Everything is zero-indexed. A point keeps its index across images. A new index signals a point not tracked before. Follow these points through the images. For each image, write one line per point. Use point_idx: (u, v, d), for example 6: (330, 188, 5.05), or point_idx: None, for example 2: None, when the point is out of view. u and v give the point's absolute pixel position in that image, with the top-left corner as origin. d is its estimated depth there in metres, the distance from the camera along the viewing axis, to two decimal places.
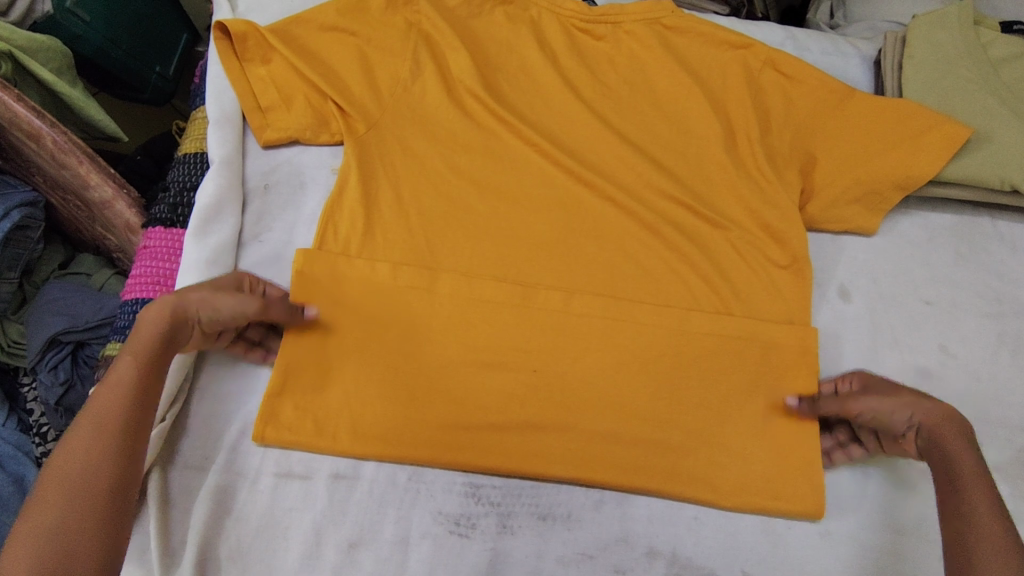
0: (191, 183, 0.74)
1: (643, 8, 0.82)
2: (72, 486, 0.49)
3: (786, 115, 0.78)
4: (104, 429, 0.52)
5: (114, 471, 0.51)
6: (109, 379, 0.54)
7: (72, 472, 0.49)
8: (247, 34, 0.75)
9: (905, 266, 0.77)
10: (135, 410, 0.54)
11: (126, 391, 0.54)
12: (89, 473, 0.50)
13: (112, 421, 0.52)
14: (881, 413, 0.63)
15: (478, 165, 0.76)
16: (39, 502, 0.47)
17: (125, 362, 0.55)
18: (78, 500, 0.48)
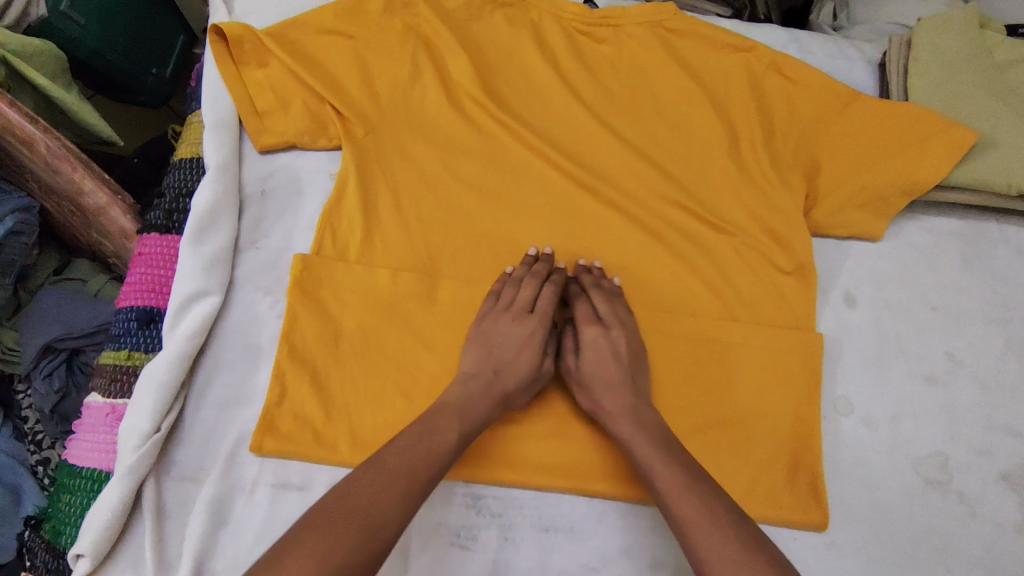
0: (187, 190, 0.73)
1: (644, 11, 0.81)
2: (363, 522, 0.49)
3: (789, 119, 0.78)
4: (407, 493, 0.52)
5: (394, 533, 0.50)
6: (434, 439, 0.56)
7: (364, 506, 0.50)
8: (243, 38, 0.75)
9: (911, 271, 0.76)
10: (432, 469, 0.55)
11: (434, 452, 0.56)
12: (378, 519, 0.50)
13: (407, 473, 0.53)
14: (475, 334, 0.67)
15: (477, 170, 0.75)
16: (326, 528, 0.47)
17: (450, 426, 0.58)
18: (364, 550, 0.48)
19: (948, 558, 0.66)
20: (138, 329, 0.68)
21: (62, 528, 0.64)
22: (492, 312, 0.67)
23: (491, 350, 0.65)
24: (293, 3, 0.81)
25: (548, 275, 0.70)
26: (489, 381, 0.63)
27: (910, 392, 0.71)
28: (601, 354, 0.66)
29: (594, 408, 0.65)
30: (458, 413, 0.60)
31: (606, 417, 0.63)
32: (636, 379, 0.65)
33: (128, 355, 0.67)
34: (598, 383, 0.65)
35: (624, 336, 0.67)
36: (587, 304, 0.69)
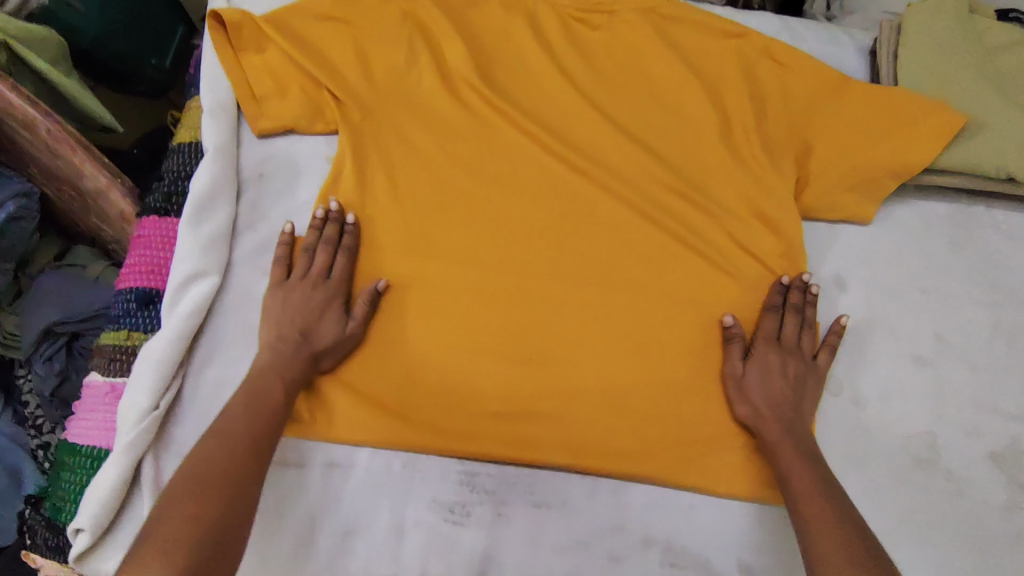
0: (186, 173, 0.74)
1: None
2: (213, 473, 0.53)
3: (781, 104, 0.79)
4: (254, 448, 0.57)
5: (254, 485, 0.55)
6: (263, 398, 0.60)
7: (216, 460, 0.54)
8: (241, 23, 0.76)
9: (902, 255, 0.77)
10: (269, 422, 0.59)
11: (268, 411, 0.60)
12: (239, 475, 0.54)
13: (250, 431, 0.57)
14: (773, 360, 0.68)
15: (471, 154, 0.76)
16: (197, 489, 0.51)
17: (273, 387, 0.61)
18: (234, 502, 0.52)
19: (936, 534, 0.67)
20: (137, 310, 0.69)
21: (63, 504, 0.65)
22: (289, 281, 0.67)
23: (289, 314, 0.66)
24: None
25: (337, 238, 0.69)
26: (296, 346, 0.64)
27: (899, 372, 0.72)
28: (771, 368, 0.68)
29: (750, 416, 0.67)
30: (279, 375, 0.63)
31: (766, 428, 0.65)
32: (797, 401, 0.67)
33: (129, 335, 0.68)
34: (763, 394, 0.67)
35: (790, 356, 0.69)
36: (775, 318, 0.70)
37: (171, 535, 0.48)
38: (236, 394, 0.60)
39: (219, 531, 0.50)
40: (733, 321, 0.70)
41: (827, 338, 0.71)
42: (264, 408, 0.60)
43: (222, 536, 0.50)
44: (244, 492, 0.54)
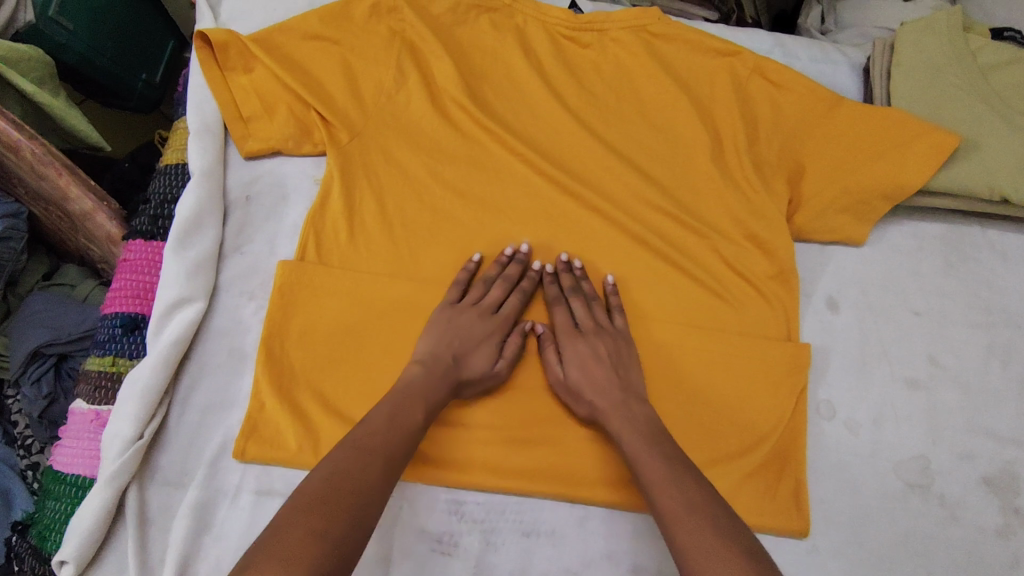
0: (172, 196, 0.73)
1: (630, 15, 0.81)
2: (345, 493, 0.52)
3: (773, 124, 0.78)
4: (385, 472, 0.55)
5: (376, 509, 0.53)
6: (402, 420, 0.59)
7: (354, 482, 0.53)
8: (228, 43, 0.75)
9: (894, 276, 0.76)
10: (403, 444, 0.58)
11: (407, 433, 0.59)
12: (367, 497, 0.53)
13: (382, 453, 0.56)
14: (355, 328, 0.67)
15: (461, 175, 0.75)
16: (324, 507, 0.50)
17: (416, 411, 0.60)
18: (358, 525, 0.51)
19: (928, 561, 0.66)
20: (122, 336, 0.68)
21: (47, 533, 0.65)
22: (459, 306, 0.69)
23: (453, 338, 0.66)
24: (279, 8, 0.81)
25: (518, 279, 0.71)
26: (446, 368, 0.64)
27: (892, 396, 0.72)
28: (584, 358, 0.67)
29: (591, 412, 0.65)
30: (422, 398, 0.62)
31: (604, 417, 0.64)
32: (621, 377, 0.66)
33: (114, 361, 0.68)
34: (587, 385, 0.65)
35: (600, 336, 0.68)
36: (564, 308, 0.71)
37: (300, 550, 0.46)
38: (387, 407, 0.60)
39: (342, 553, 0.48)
40: (541, 327, 0.70)
41: (611, 303, 0.71)
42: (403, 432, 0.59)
43: (341, 559, 0.48)
44: (368, 515, 0.52)
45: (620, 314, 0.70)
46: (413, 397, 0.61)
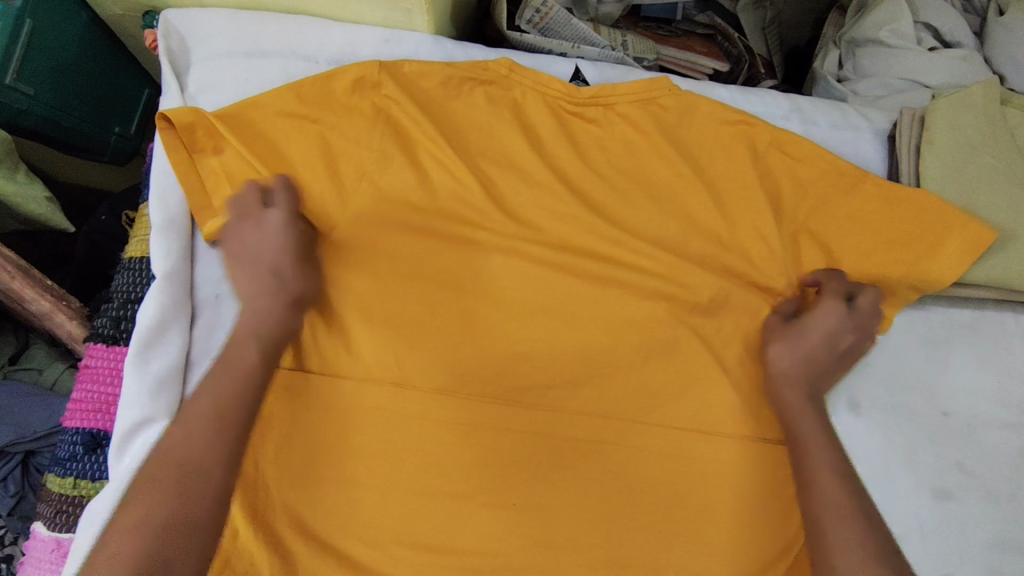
0: (136, 295, 0.66)
1: (637, 87, 0.74)
2: (185, 475, 0.52)
3: (788, 204, 0.72)
4: (214, 433, 0.54)
5: (224, 467, 0.53)
6: (234, 364, 0.58)
7: (189, 457, 0.53)
8: (195, 123, 0.69)
9: (921, 372, 0.70)
10: (250, 400, 0.57)
11: (246, 377, 0.58)
12: (202, 463, 0.53)
13: (223, 417, 0.55)
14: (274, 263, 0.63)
15: (448, 266, 0.70)
16: (151, 490, 0.51)
17: (242, 358, 0.59)
18: (190, 496, 0.51)
19: None
20: (84, 454, 0.63)
21: None
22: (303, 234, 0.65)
23: (256, 264, 0.63)
24: (251, 78, 0.74)
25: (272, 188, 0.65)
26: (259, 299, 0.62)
27: (916, 509, 0.67)
28: (825, 330, 0.66)
29: (783, 368, 0.66)
30: (258, 344, 0.60)
31: (790, 384, 0.65)
32: (821, 375, 0.66)
33: (74, 482, 0.63)
34: (810, 365, 0.66)
35: (872, 322, 0.67)
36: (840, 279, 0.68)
37: (121, 543, 0.49)
38: (244, 351, 0.60)
39: (173, 528, 0.50)
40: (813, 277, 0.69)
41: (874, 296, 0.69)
42: (242, 387, 0.57)
43: (185, 542, 0.50)
44: (205, 481, 0.52)
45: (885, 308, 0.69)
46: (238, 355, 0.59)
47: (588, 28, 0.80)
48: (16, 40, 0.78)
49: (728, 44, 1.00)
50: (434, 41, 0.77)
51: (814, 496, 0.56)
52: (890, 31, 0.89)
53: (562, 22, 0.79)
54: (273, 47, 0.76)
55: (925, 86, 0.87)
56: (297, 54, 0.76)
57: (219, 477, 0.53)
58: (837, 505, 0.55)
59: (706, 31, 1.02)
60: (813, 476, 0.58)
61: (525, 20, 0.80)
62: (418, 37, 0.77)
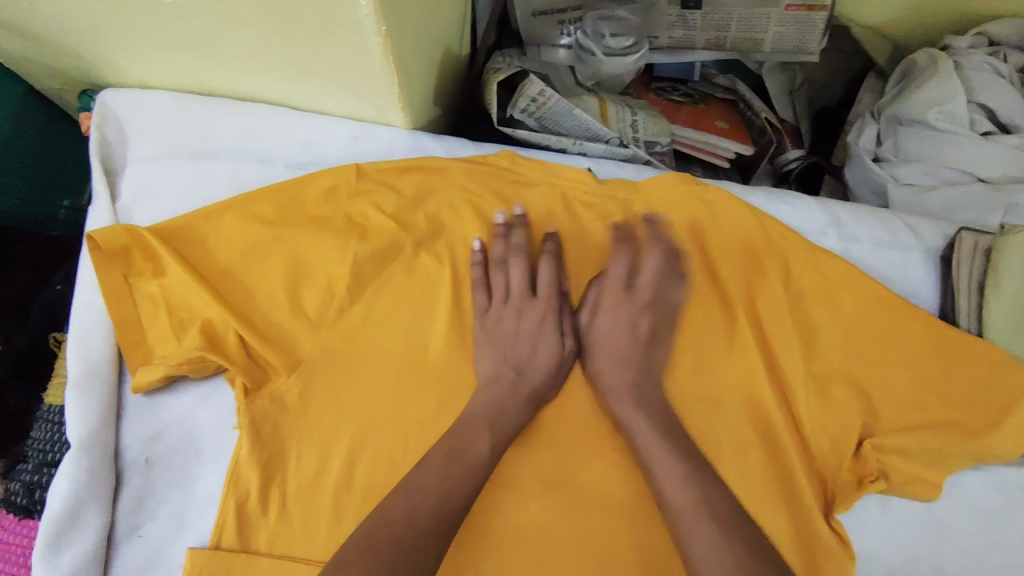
0: (52, 457, 0.56)
1: (666, 184, 0.66)
2: (399, 535, 0.49)
3: (824, 342, 0.62)
4: (427, 498, 0.51)
5: (440, 545, 0.50)
6: (467, 453, 0.55)
7: (406, 517, 0.50)
8: (131, 247, 0.59)
9: (973, 548, 0.60)
10: (470, 481, 0.54)
11: (473, 467, 0.54)
12: (416, 544, 0.49)
13: (447, 473, 0.53)
14: (500, 345, 0.61)
15: (422, 412, 0.58)
16: (359, 563, 0.46)
17: (477, 439, 0.55)
18: (404, 567, 0.47)
19: None
20: None
21: None
22: (492, 307, 0.62)
23: (505, 349, 0.61)
24: (194, 185, 0.64)
25: (507, 232, 0.63)
26: (510, 384, 0.59)
27: None
28: (619, 329, 0.62)
29: (610, 387, 0.60)
30: (487, 424, 0.57)
31: (617, 398, 0.59)
32: (655, 369, 0.61)
33: None
34: (618, 365, 0.61)
35: (660, 309, 0.62)
36: (623, 258, 0.63)
37: None
38: (472, 437, 0.56)
39: None
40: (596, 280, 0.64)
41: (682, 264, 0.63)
42: (468, 456, 0.55)
43: None
44: (420, 554, 0.49)
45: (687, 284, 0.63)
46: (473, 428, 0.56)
47: (593, 119, 0.69)
48: None
49: (751, 115, 0.88)
50: (410, 138, 0.66)
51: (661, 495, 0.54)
52: (938, 113, 0.78)
53: (562, 113, 0.68)
54: (220, 147, 0.65)
55: (979, 178, 0.76)
56: (249, 155, 0.65)
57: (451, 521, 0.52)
58: (690, 510, 0.52)
59: (726, 96, 0.91)
60: (662, 485, 0.54)
61: (519, 109, 0.69)
62: (393, 133, 0.66)
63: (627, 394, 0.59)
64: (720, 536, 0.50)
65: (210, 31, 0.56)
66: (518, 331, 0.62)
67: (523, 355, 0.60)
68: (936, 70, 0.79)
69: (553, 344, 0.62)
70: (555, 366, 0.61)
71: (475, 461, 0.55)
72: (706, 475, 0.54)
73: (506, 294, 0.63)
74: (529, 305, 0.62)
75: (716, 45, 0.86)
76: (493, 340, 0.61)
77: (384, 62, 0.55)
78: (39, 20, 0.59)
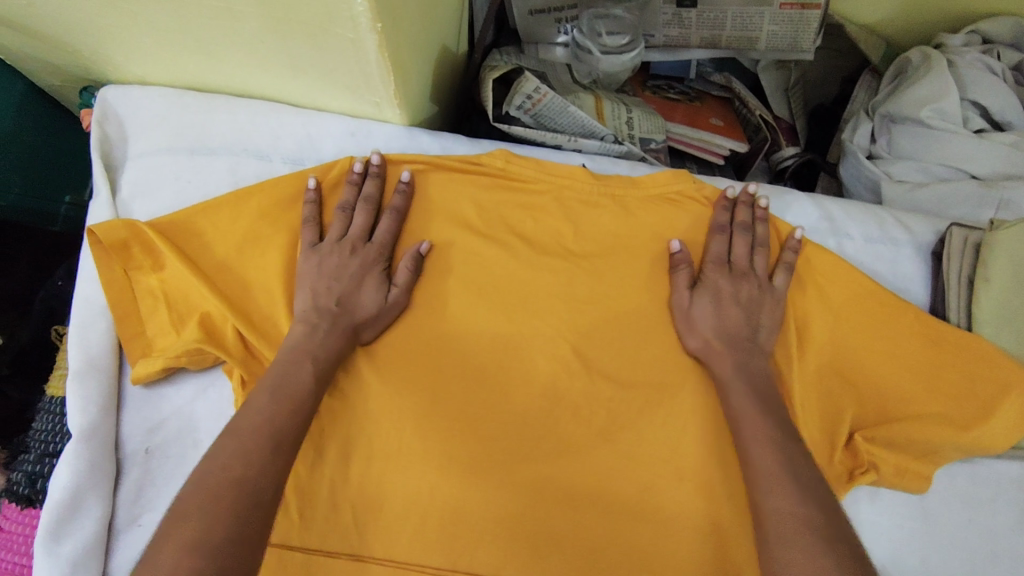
0: (52, 449, 0.57)
1: (658, 182, 0.67)
2: (233, 480, 0.44)
3: (816, 338, 0.62)
4: (254, 442, 0.47)
5: (276, 486, 0.46)
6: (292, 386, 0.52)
7: (235, 458, 0.46)
8: (130, 240, 0.59)
9: (963, 539, 0.61)
10: (296, 414, 0.51)
11: (298, 404, 0.51)
12: (258, 485, 0.45)
13: (278, 416, 0.50)
14: (316, 279, 0.59)
15: (417, 404, 0.59)
16: (195, 506, 0.42)
17: (301, 369, 0.53)
18: (246, 507, 0.43)
19: None
20: None
21: None
22: (322, 245, 0.61)
23: (330, 282, 0.59)
24: (192, 180, 0.64)
25: (360, 183, 0.63)
26: (331, 315, 0.58)
27: None
28: (721, 298, 0.61)
29: (703, 348, 0.60)
30: (307, 355, 0.55)
31: (719, 362, 0.59)
32: (756, 336, 0.60)
33: None
34: (712, 321, 0.60)
35: (744, 281, 0.62)
36: (724, 241, 0.64)
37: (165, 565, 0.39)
38: (294, 363, 0.54)
39: None
40: (680, 247, 0.63)
41: (783, 257, 0.63)
42: (288, 391, 0.52)
43: None
44: (260, 496, 0.45)
45: (785, 274, 0.63)
46: (284, 357, 0.54)
47: (589, 115, 0.70)
48: None
49: (745, 112, 0.89)
50: (407, 134, 0.67)
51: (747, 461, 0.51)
52: (932, 111, 0.78)
53: (557, 110, 0.69)
54: (218, 143, 0.66)
55: (971, 175, 0.77)
56: (248, 151, 0.65)
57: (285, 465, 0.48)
58: (771, 473, 0.50)
59: (722, 94, 0.91)
60: (749, 445, 0.52)
61: (514, 107, 0.70)
62: (390, 130, 0.67)
63: (728, 347, 0.59)
64: (797, 486, 0.48)
65: (208, 30, 0.57)
66: (337, 267, 0.60)
67: (342, 291, 0.59)
68: (928, 69, 0.80)
69: (371, 292, 0.59)
70: (373, 308, 0.59)
71: (302, 397, 0.52)
72: (786, 434, 0.53)
73: (342, 236, 0.61)
74: (358, 249, 0.61)
75: (711, 44, 0.87)
76: (308, 275, 0.59)
77: (380, 57, 0.56)
78: (43, 20, 0.60)
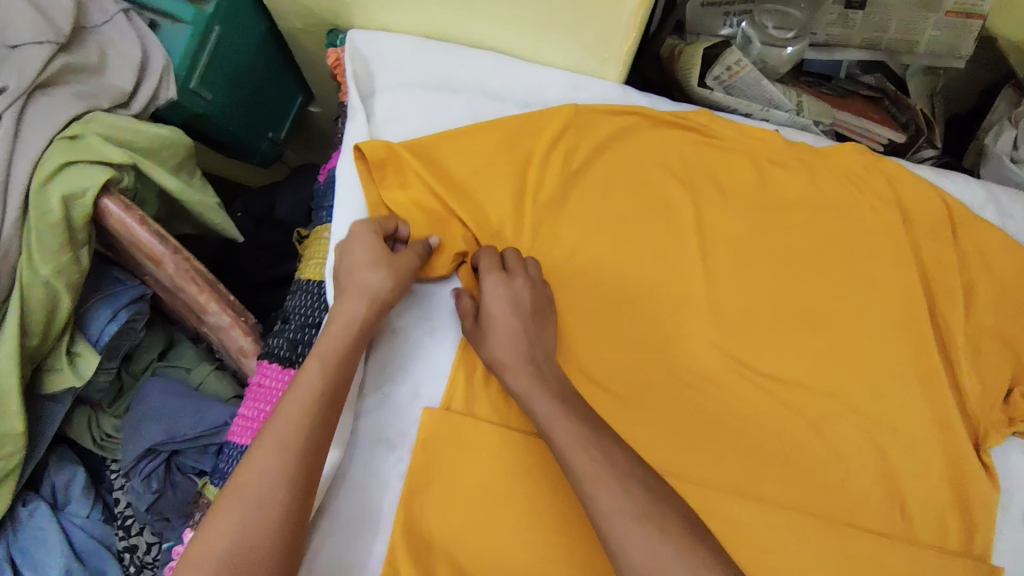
0: (312, 320, 0.68)
1: (842, 153, 0.74)
2: (254, 495, 0.50)
3: (980, 301, 0.69)
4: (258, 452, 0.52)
5: (291, 490, 0.52)
6: (295, 395, 0.55)
7: (253, 475, 0.51)
8: (386, 160, 0.69)
9: None
10: (318, 419, 0.55)
11: (312, 406, 0.55)
12: (267, 490, 0.51)
13: (296, 419, 0.54)
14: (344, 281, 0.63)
15: (626, 319, 0.68)
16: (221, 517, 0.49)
17: (309, 368, 0.57)
18: (253, 515, 0.50)
19: None
20: None
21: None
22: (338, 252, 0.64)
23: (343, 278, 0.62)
24: (437, 112, 0.75)
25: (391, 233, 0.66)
26: (342, 297, 0.61)
27: None
28: (505, 309, 0.62)
29: (495, 363, 0.62)
30: (319, 349, 0.58)
31: (514, 377, 0.60)
32: (540, 339, 0.63)
33: None
34: (500, 340, 0.62)
35: (521, 289, 0.63)
36: (489, 253, 0.65)
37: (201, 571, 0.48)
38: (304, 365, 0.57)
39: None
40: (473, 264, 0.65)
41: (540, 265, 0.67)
42: (307, 394, 0.55)
43: None
44: (271, 500, 0.51)
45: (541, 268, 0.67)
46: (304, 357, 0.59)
47: (777, 90, 0.79)
48: (204, 45, 0.78)
49: (896, 109, 0.96)
50: (621, 91, 0.76)
51: (570, 472, 0.54)
52: None
53: (751, 83, 0.78)
54: (459, 82, 0.76)
55: None
56: (484, 92, 0.76)
57: (285, 493, 0.51)
58: (592, 477, 0.52)
59: (872, 94, 0.98)
60: (567, 454, 0.54)
61: (712, 76, 0.80)
62: (606, 85, 0.77)
63: (507, 355, 0.61)
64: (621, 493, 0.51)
65: None
66: (349, 258, 0.62)
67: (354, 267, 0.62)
68: None
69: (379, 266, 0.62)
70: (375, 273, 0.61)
71: (311, 395, 0.55)
72: (604, 438, 0.55)
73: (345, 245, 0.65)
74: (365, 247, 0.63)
75: (871, 45, 0.94)
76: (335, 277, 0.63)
77: (633, 15, 0.66)
78: None
